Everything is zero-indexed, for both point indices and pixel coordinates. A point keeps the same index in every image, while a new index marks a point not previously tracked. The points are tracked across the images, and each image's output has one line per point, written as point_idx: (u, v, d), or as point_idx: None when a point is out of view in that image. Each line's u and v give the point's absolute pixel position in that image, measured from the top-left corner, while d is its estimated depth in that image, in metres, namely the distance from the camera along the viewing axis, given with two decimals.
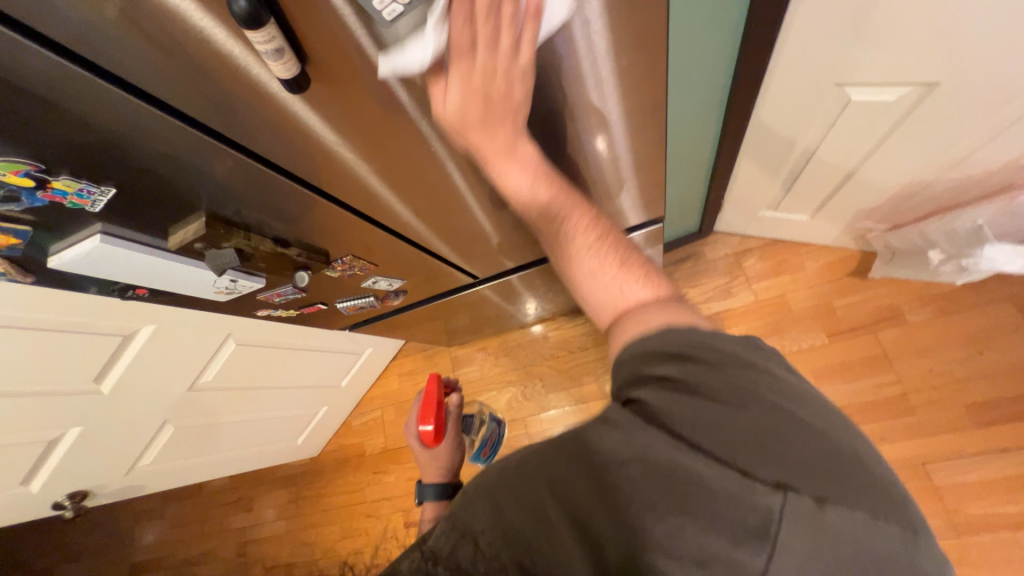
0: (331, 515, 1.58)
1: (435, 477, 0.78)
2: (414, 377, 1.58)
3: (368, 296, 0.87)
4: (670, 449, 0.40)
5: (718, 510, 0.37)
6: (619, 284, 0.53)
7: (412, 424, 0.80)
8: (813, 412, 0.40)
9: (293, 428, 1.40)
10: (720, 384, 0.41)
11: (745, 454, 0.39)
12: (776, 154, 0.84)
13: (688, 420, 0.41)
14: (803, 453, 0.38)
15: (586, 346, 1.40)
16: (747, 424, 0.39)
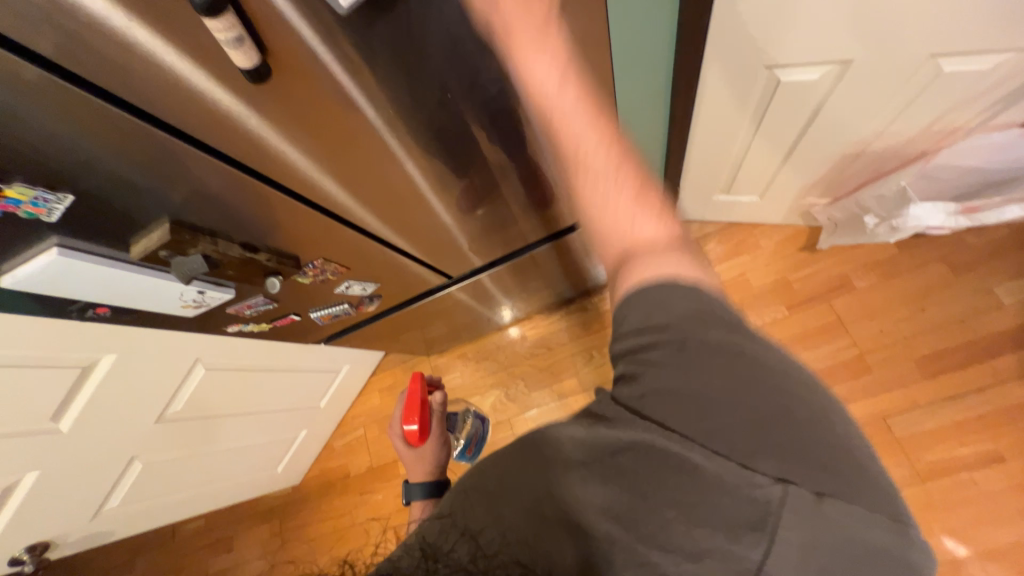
0: (318, 544, 1.51)
1: (422, 475, 0.77)
2: (396, 391, 1.56)
3: (342, 303, 0.86)
4: (663, 440, 0.40)
5: (714, 502, 0.38)
6: (625, 215, 0.46)
7: (397, 425, 0.80)
8: (808, 385, 0.40)
9: (272, 454, 1.35)
10: (711, 355, 0.41)
11: (740, 447, 0.39)
12: (723, 139, 0.90)
13: (678, 404, 0.40)
14: (799, 437, 0.38)
15: (564, 342, 1.42)
16: (742, 408, 0.39)
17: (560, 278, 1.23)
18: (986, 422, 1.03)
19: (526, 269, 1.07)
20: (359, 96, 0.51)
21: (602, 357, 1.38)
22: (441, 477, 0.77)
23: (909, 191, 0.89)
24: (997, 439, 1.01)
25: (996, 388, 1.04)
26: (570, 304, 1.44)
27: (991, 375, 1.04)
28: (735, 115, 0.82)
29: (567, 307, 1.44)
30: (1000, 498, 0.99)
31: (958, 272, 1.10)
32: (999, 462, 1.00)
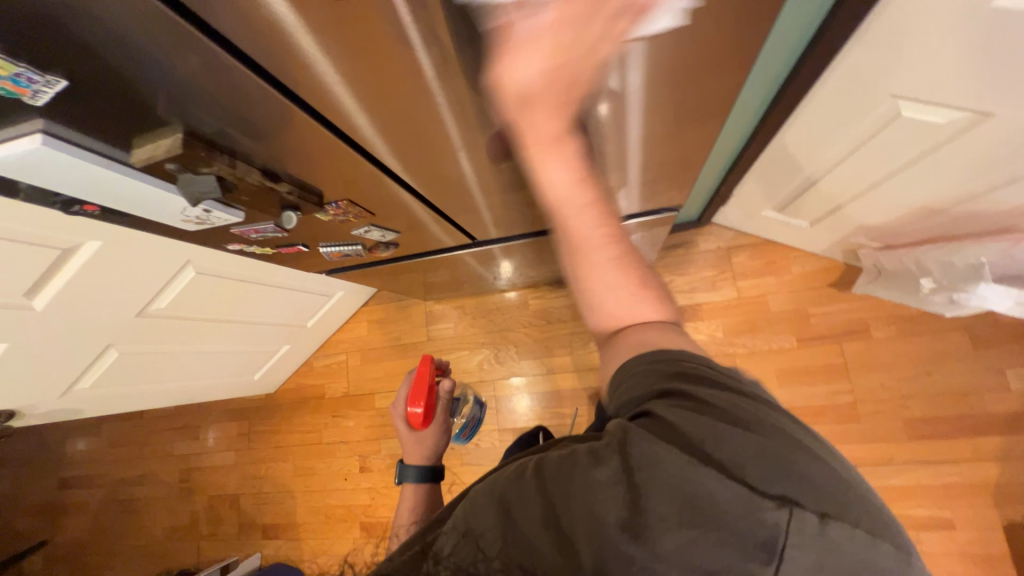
0: (284, 451, 1.55)
1: (417, 460, 0.76)
2: (384, 326, 1.53)
3: (355, 244, 0.78)
4: (678, 463, 0.38)
5: (727, 523, 0.36)
6: (616, 294, 0.51)
7: (400, 406, 0.79)
8: (805, 423, 0.42)
9: (251, 363, 1.34)
10: (719, 391, 0.42)
11: (752, 468, 0.38)
12: (803, 154, 0.81)
13: (685, 431, 0.40)
14: (811, 468, 0.38)
15: (566, 319, 1.39)
16: (749, 439, 0.39)
17: None
18: (951, 493, 1.06)
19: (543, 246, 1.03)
20: (418, 42, 0.39)
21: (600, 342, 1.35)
22: (435, 465, 0.76)
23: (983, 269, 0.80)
24: (954, 509, 1.05)
25: (971, 464, 1.06)
26: None
27: (970, 451, 1.06)
28: (831, 132, 0.73)
29: None
30: (937, 560, 1.04)
31: (979, 346, 1.08)
32: (947, 529, 1.05)
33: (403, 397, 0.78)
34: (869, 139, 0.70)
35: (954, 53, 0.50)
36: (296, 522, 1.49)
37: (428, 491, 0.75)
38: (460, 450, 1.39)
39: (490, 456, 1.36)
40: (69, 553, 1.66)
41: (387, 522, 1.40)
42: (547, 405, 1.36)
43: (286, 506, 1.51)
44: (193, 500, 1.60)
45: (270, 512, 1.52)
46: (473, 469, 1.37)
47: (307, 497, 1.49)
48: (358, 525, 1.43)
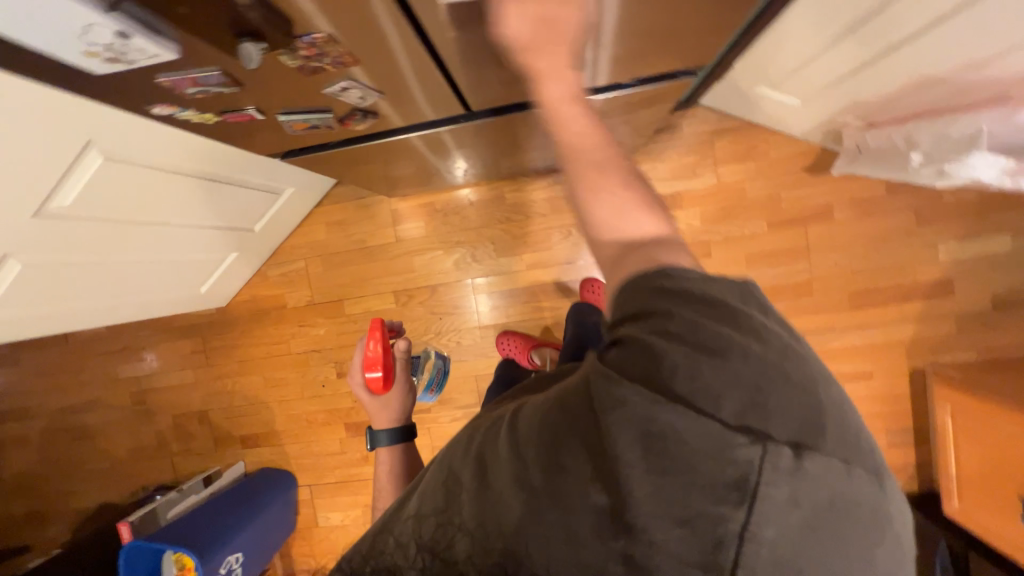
0: (248, 365, 1.47)
1: (386, 424, 0.74)
2: (344, 227, 1.38)
3: (325, 112, 0.62)
4: (648, 405, 0.37)
5: (698, 467, 0.36)
6: (618, 209, 0.47)
7: (357, 374, 0.74)
8: (784, 343, 0.40)
9: (194, 272, 1.18)
10: (691, 322, 0.39)
11: (724, 404, 0.37)
12: (813, 26, 0.72)
13: (648, 375, 0.38)
14: (780, 398, 0.37)
15: (544, 213, 1.32)
16: (717, 372, 0.37)
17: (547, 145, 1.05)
18: (874, 351, 1.24)
19: (500, 131, 0.87)
20: None
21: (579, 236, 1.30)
22: (407, 425, 0.75)
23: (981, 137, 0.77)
24: (874, 363, 1.24)
25: (895, 326, 1.23)
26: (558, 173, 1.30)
27: (896, 315, 1.22)
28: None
29: (554, 176, 1.31)
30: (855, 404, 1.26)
31: (921, 223, 1.18)
32: (866, 379, 1.25)
33: (358, 365, 0.73)
34: (900, 1, 0.62)
35: None
36: (275, 431, 1.48)
37: (406, 450, 0.74)
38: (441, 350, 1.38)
39: (472, 353, 1.36)
40: (22, 484, 1.56)
41: None
42: (526, 301, 1.34)
43: (262, 416, 1.48)
44: (154, 421, 1.52)
45: (245, 423, 1.49)
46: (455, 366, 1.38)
47: (284, 407, 1.47)
48: (342, 427, 1.44)
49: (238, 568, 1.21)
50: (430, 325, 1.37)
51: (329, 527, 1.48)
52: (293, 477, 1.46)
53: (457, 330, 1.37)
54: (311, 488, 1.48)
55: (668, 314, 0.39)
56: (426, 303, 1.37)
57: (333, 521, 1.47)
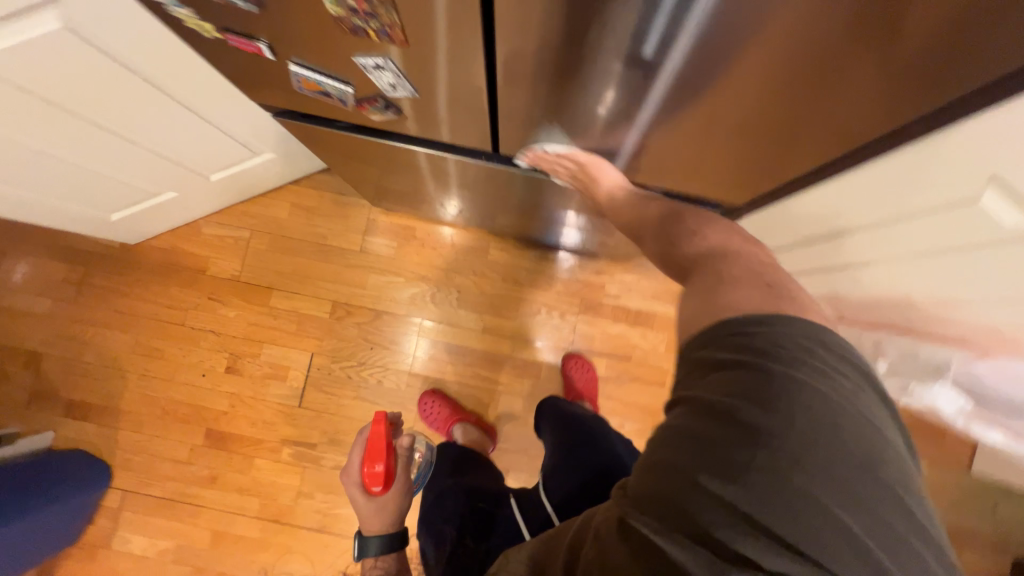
0: (125, 321, 1.21)
1: (378, 528, 0.78)
2: (310, 216, 1.25)
3: (345, 83, 0.56)
4: (677, 495, 0.37)
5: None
6: (671, 243, 0.59)
7: (355, 473, 0.77)
8: (832, 427, 0.37)
9: (113, 193, 1.00)
10: (721, 429, 0.37)
11: (756, 508, 0.35)
12: (825, 215, 0.76)
13: (685, 467, 0.37)
14: (801, 529, 0.35)
15: (521, 282, 1.25)
16: (754, 469, 0.36)
17: (544, 219, 1.05)
18: None
19: (508, 179, 0.85)
20: None
21: (546, 317, 1.24)
22: (398, 528, 0.78)
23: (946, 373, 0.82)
24: None
25: None
26: (546, 249, 1.26)
27: None
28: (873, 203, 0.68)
29: (542, 251, 1.27)
30: None
31: None
32: None
33: (357, 462, 0.78)
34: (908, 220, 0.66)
35: None
36: (117, 408, 1.19)
37: (394, 560, 0.79)
38: (356, 382, 1.20)
39: (389, 399, 1.19)
40: None
41: (242, 436, 1.18)
42: (469, 363, 1.22)
43: (109, 385, 1.19)
44: None
45: (83, 387, 1.19)
46: (365, 408, 1.19)
47: (144, 383, 1.20)
48: (202, 431, 1.18)
49: None
50: (358, 350, 1.21)
51: (123, 554, 1.14)
52: (108, 473, 1.15)
53: (383, 368, 1.21)
54: (124, 495, 1.16)
55: (713, 411, 0.38)
56: (362, 326, 1.22)
57: (132, 548, 1.15)
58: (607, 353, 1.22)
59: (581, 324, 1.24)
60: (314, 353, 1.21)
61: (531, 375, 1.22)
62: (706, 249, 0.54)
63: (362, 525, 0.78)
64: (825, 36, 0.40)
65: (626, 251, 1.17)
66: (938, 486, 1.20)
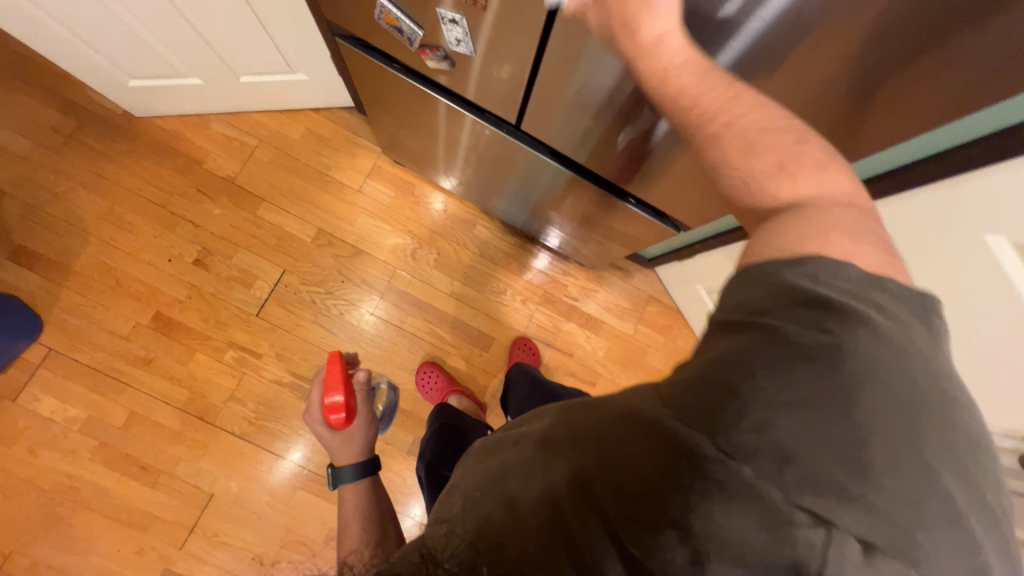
0: (104, 186, 1.21)
1: (349, 459, 0.72)
2: (321, 145, 1.31)
3: (417, 26, 0.66)
4: (712, 425, 0.31)
5: (750, 540, 0.29)
6: (772, 171, 0.38)
7: (314, 412, 0.74)
8: (902, 376, 0.30)
9: (142, 59, 1.03)
10: (790, 361, 0.31)
11: (808, 456, 0.29)
12: None
13: (734, 395, 0.31)
14: (882, 488, 0.29)
15: (497, 263, 1.36)
16: (814, 415, 0.30)
17: (533, 213, 1.18)
18: None
19: (509, 163, 0.97)
20: None
21: (510, 300, 1.35)
22: (371, 457, 0.72)
23: None
24: None
25: None
26: (527, 241, 1.39)
27: None
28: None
29: (523, 241, 1.38)
30: None
31: None
32: None
33: (317, 400, 0.74)
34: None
35: (932, 245, 0.63)
36: (68, 267, 1.17)
37: (368, 485, 0.69)
38: (318, 308, 1.25)
39: (346, 331, 1.25)
40: None
41: (191, 328, 1.20)
42: (429, 320, 1.30)
43: (66, 242, 1.18)
44: None
45: (38, 236, 1.17)
46: (320, 334, 1.24)
47: (104, 251, 1.19)
48: (151, 313, 1.19)
49: None
50: (330, 280, 1.27)
51: (28, 412, 1.11)
52: (39, 328, 1.13)
53: (347, 303, 1.27)
54: (48, 354, 1.14)
55: (789, 340, 0.31)
56: (339, 259, 1.28)
57: (39, 408, 1.12)
58: (553, 345, 1.35)
59: (539, 314, 1.36)
60: (285, 271, 1.25)
61: (482, 346, 1.32)
62: (822, 195, 0.37)
63: (331, 461, 0.73)
64: (764, 103, 0.57)
65: (594, 261, 1.31)
66: None
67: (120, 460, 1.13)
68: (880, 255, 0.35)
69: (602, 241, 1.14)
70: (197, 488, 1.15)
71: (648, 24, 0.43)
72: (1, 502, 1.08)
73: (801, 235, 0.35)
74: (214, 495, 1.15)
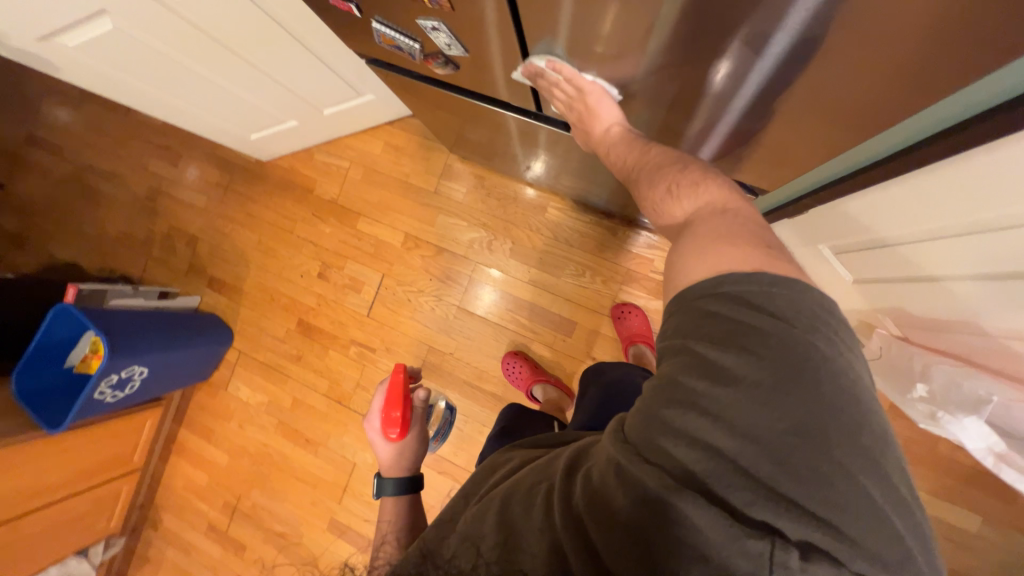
0: (253, 221, 1.52)
1: (396, 472, 0.79)
2: (398, 155, 1.42)
3: (413, 41, 0.71)
4: (666, 440, 0.39)
5: (705, 553, 0.35)
6: (665, 197, 0.54)
7: (373, 419, 0.81)
8: (825, 394, 0.37)
9: (253, 118, 1.25)
10: (726, 380, 0.38)
11: (748, 470, 0.36)
12: (891, 220, 0.69)
13: (680, 416, 0.39)
14: (819, 492, 0.35)
15: (573, 244, 1.31)
16: (748, 432, 0.37)
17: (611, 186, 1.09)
18: None
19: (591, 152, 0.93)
20: None
21: (590, 282, 1.29)
22: (414, 476, 0.78)
23: (985, 405, 0.76)
24: None
25: None
26: (604, 217, 1.29)
27: None
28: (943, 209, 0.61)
29: (599, 217, 1.30)
30: None
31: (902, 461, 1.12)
32: None
33: (378, 410, 0.81)
34: (945, 237, 0.64)
35: None
36: (241, 288, 1.53)
37: (409, 500, 0.75)
38: (414, 306, 1.39)
39: (438, 325, 1.37)
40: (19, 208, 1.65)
41: (323, 330, 1.45)
42: (511, 309, 1.33)
43: (237, 269, 1.53)
44: (154, 221, 1.59)
45: (220, 267, 1.54)
46: (418, 329, 1.38)
47: (260, 273, 1.51)
48: (295, 319, 1.48)
49: (137, 380, 1.23)
50: (420, 279, 1.39)
51: (234, 397, 1.52)
52: (231, 336, 1.51)
53: (436, 299, 1.37)
54: (239, 355, 1.52)
55: (727, 362, 0.39)
56: (425, 259, 1.39)
57: (240, 395, 1.51)
58: None
59: (623, 294, 1.27)
60: (384, 275, 1.41)
61: (565, 331, 1.30)
62: (702, 207, 0.50)
63: (381, 468, 0.80)
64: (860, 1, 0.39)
65: None
66: (983, 539, 1.10)
67: (292, 433, 1.47)
68: (775, 256, 0.44)
69: None
70: (344, 457, 1.42)
71: (599, 122, 0.67)
72: (229, 461, 1.51)
73: (691, 253, 0.46)
74: (356, 463, 1.42)
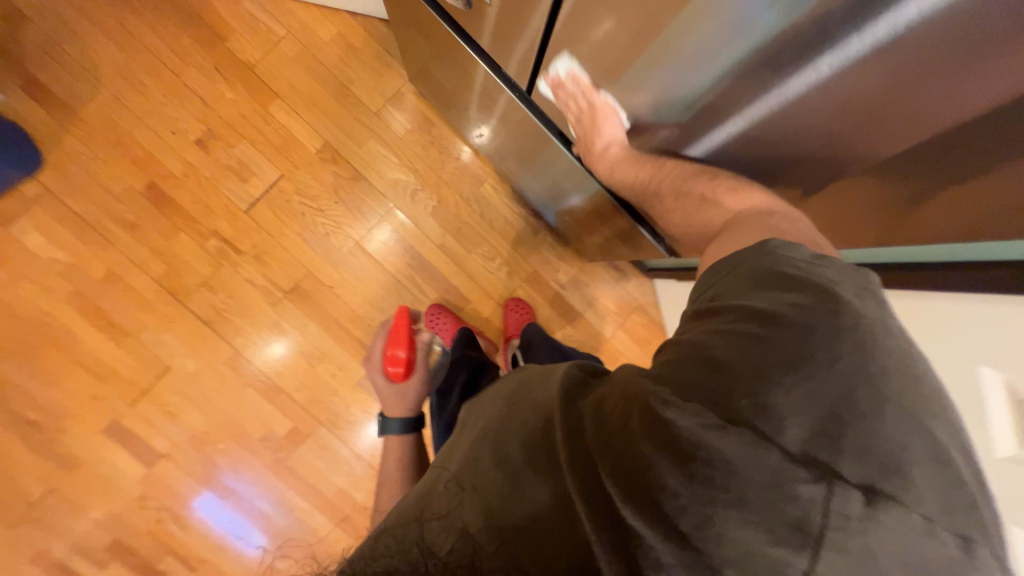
0: (124, 36, 1.17)
1: (401, 412, 0.93)
2: (349, 54, 1.24)
3: None
4: (701, 391, 0.36)
5: (753, 501, 0.32)
6: (698, 204, 0.62)
7: (377, 372, 0.97)
8: (866, 343, 0.36)
9: None
10: (764, 332, 0.37)
11: (795, 415, 0.34)
12: None
13: (717, 367, 0.37)
14: (915, 461, 0.33)
15: (495, 228, 1.31)
16: (796, 379, 0.35)
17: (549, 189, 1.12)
18: None
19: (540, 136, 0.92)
20: None
21: (497, 269, 1.31)
22: (417, 415, 0.93)
23: None
24: None
25: None
26: (533, 214, 1.33)
27: None
28: None
29: (528, 213, 1.33)
30: None
31: None
32: None
33: (380, 354, 0.99)
34: None
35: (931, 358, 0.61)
36: (75, 110, 1.16)
37: (412, 439, 0.90)
38: (307, 223, 1.24)
39: (328, 253, 1.24)
40: None
41: (180, 206, 1.20)
42: (411, 265, 1.28)
43: (77, 84, 1.16)
44: None
45: (52, 71, 1.15)
46: (303, 248, 1.23)
47: (112, 105, 1.17)
48: (146, 180, 1.19)
49: None
50: (325, 197, 1.24)
51: (16, 241, 1.16)
52: (38, 163, 1.14)
53: (335, 225, 1.25)
54: (43, 192, 1.16)
55: (764, 319, 0.38)
56: (339, 179, 1.24)
57: (27, 241, 1.16)
58: None
59: (521, 290, 1.32)
60: (283, 176, 1.22)
61: (457, 305, 1.31)
62: (746, 207, 0.56)
63: (386, 410, 0.94)
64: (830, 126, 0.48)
65: (594, 255, 1.25)
66: None
67: (92, 311, 1.18)
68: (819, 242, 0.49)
69: (605, 238, 1.08)
70: (157, 357, 1.20)
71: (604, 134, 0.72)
72: None
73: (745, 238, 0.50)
74: (170, 369, 1.21)
